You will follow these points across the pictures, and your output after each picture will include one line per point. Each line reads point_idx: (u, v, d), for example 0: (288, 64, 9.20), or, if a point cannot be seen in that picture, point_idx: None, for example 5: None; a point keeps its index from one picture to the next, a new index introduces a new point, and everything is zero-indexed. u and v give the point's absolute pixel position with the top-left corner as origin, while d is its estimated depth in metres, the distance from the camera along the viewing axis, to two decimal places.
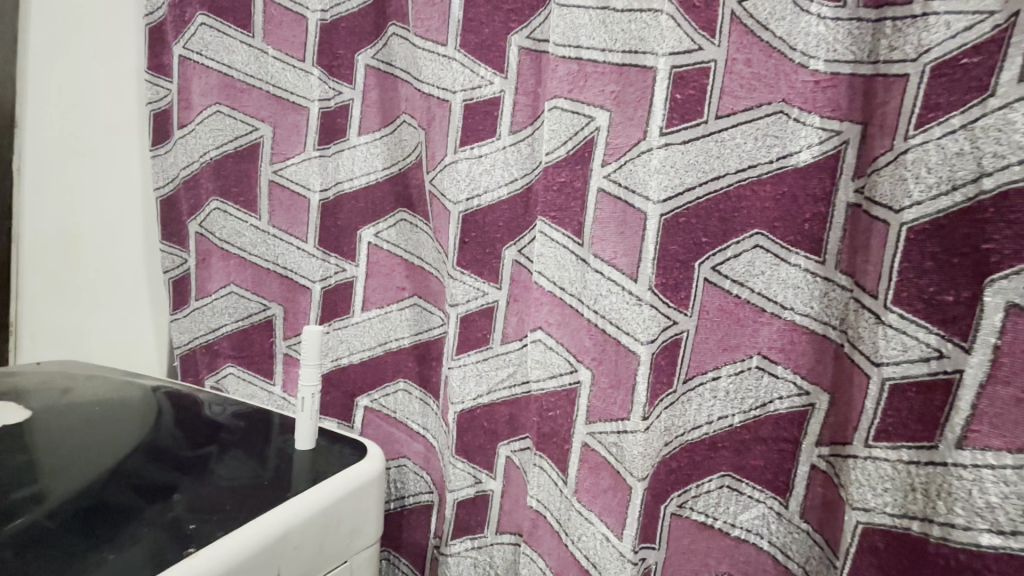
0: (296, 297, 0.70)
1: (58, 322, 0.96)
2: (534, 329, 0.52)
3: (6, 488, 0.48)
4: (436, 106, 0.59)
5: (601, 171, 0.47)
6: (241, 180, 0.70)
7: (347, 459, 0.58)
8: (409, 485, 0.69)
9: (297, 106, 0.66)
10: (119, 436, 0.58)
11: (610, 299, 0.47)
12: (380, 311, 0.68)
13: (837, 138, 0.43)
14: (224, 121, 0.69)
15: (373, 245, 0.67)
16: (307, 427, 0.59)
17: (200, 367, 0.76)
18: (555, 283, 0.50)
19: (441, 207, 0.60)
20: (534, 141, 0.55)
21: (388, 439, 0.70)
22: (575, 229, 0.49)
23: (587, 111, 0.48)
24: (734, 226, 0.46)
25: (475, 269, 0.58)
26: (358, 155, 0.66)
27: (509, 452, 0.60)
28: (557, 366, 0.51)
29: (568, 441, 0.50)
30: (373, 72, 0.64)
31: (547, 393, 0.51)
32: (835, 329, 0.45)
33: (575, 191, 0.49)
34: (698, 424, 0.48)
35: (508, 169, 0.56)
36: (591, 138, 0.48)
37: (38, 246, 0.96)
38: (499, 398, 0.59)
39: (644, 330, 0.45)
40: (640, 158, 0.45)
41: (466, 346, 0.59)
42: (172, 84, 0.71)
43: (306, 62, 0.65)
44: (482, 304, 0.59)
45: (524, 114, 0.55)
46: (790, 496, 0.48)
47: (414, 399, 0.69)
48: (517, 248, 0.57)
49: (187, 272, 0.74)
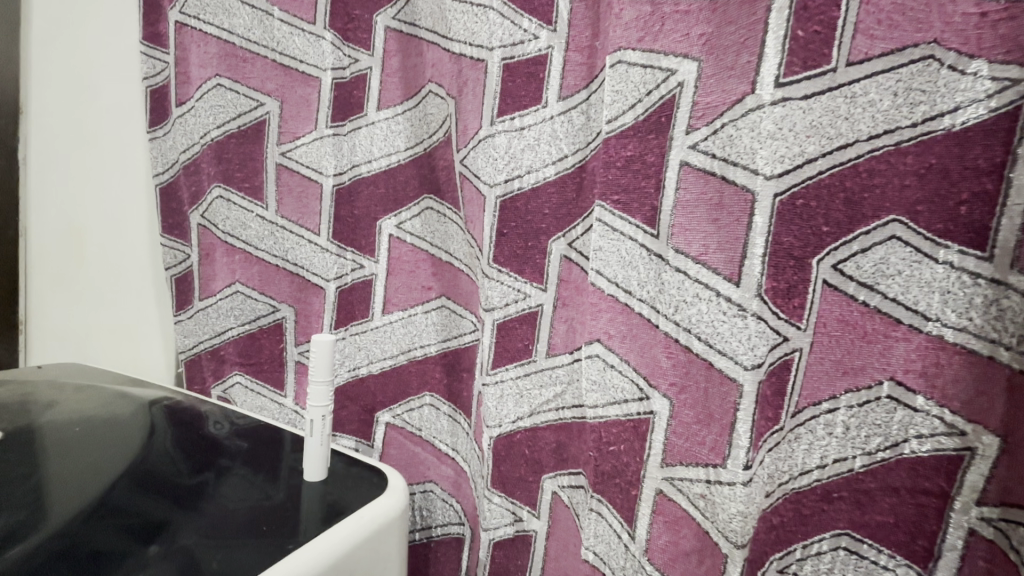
0: (308, 297, 0.62)
1: (66, 319, 0.90)
2: (589, 341, 0.41)
3: None
4: (468, 68, 0.49)
5: (685, 138, 0.36)
6: (245, 164, 0.61)
7: (366, 493, 0.49)
8: (437, 514, 0.60)
9: (306, 76, 0.57)
10: (103, 461, 0.50)
11: (696, 306, 0.36)
12: (402, 315, 0.58)
13: (1018, 89, 0.30)
14: (225, 96, 0.61)
15: (394, 238, 0.57)
16: (318, 453, 0.50)
17: (206, 374, 0.68)
18: (619, 284, 0.39)
19: (474, 191, 0.50)
20: (589, 108, 0.45)
21: (413, 461, 0.61)
22: (647, 215, 0.38)
23: (668, 63, 0.36)
24: (864, 210, 0.34)
25: (515, 266, 0.48)
26: (377, 133, 0.56)
27: (556, 487, 0.49)
28: (619, 391, 0.39)
29: (636, 485, 0.39)
30: (394, 35, 0.54)
31: (607, 422, 0.40)
32: (1007, 351, 0.32)
33: (647, 167, 0.38)
34: (806, 469, 0.37)
35: (555, 143, 0.45)
36: (670, 98, 0.37)
37: (46, 242, 0.90)
38: (545, 422, 0.49)
39: (749, 351, 0.34)
40: (740, 119, 0.34)
41: (503, 358, 0.49)
42: (168, 55, 0.62)
43: (317, 25, 0.56)
44: (523, 309, 0.48)
45: (578, 75, 0.45)
46: (934, 566, 0.36)
47: (442, 415, 0.59)
48: (566, 241, 0.47)
49: (190, 269, 0.66)
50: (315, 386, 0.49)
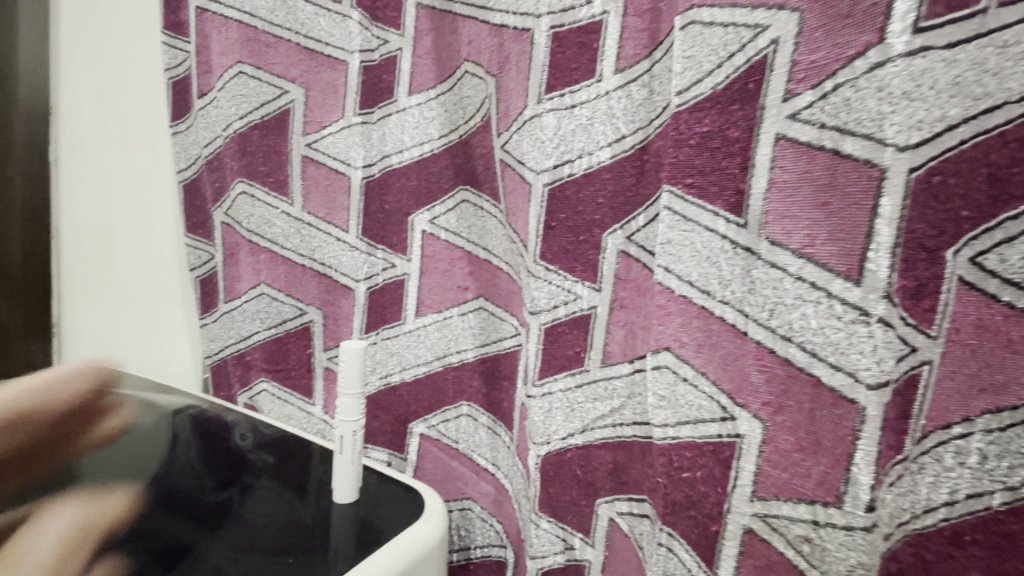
0: (337, 299, 0.57)
1: (96, 323, 0.89)
2: (656, 349, 0.35)
3: None
4: (511, 41, 0.44)
5: (782, 106, 0.30)
6: (269, 157, 0.57)
7: (401, 516, 0.44)
8: (476, 534, 0.55)
9: (332, 60, 0.53)
10: (128, 477, 0.47)
11: (799, 310, 0.30)
12: (437, 317, 0.53)
13: None
14: (247, 85, 0.57)
15: (428, 235, 0.53)
16: (349, 472, 0.45)
17: (232, 380, 0.65)
18: (696, 284, 0.33)
19: (518, 179, 0.44)
20: (652, 80, 0.39)
21: (450, 476, 0.56)
22: (730, 202, 0.32)
23: (756, 19, 0.30)
24: (1013, 189, 0.26)
25: (565, 263, 0.42)
26: (408, 121, 0.51)
27: (614, 514, 0.44)
28: (694, 409, 0.33)
29: (716, 521, 0.33)
30: (426, 12, 0.49)
31: (678, 445, 0.34)
32: None
33: (728, 144, 0.32)
34: (930, 506, 0.30)
35: (611, 122, 0.40)
36: (761, 59, 0.30)
37: (76, 243, 0.89)
38: (600, 439, 0.43)
39: (874, 366, 0.28)
40: (863, 78, 0.27)
41: (551, 367, 0.44)
42: (190, 44, 0.59)
43: (343, 4, 0.51)
44: (574, 312, 0.43)
45: (638, 43, 0.39)
46: None
47: (481, 427, 0.54)
48: (625, 233, 0.41)
49: (215, 270, 0.63)
50: (347, 398, 0.44)
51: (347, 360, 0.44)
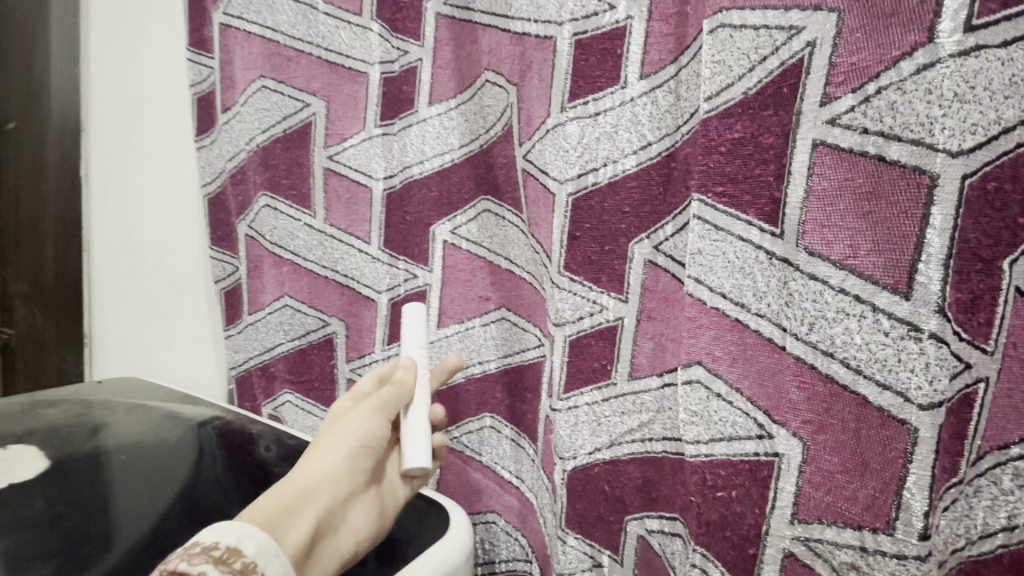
0: (360, 311, 0.57)
1: (125, 333, 0.91)
2: (687, 362, 0.34)
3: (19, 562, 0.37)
4: (533, 49, 0.43)
5: (820, 111, 0.28)
6: (292, 170, 0.58)
7: (426, 536, 0.43)
8: (501, 548, 0.55)
9: (354, 73, 0.53)
10: (152, 491, 0.46)
11: (841, 324, 0.28)
12: (458, 328, 0.53)
13: None
14: (270, 99, 0.57)
15: (450, 245, 0.52)
16: (422, 426, 0.40)
17: (256, 391, 0.65)
18: (730, 296, 0.32)
19: (541, 189, 0.44)
20: (679, 85, 0.38)
21: (474, 489, 0.55)
22: (764, 210, 0.31)
23: (790, 20, 0.29)
24: None
25: (590, 274, 0.41)
26: (428, 131, 0.51)
27: (644, 531, 0.42)
28: (728, 426, 0.32)
29: (753, 543, 0.32)
30: (446, 22, 0.49)
31: (712, 463, 0.33)
32: None
33: (760, 152, 0.31)
34: (988, 531, 0.29)
35: (637, 129, 0.39)
36: (796, 62, 0.29)
37: (106, 256, 0.91)
38: (628, 454, 0.42)
39: (927, 385, 0.26)
40: (909, 80, 0.25)
41: (576, 380, 0.43)
42: (213, 60, 0.60)
43: (363, 17, 0.52)
44: (599, 323, 0.42)
45: (662, 48, 0.38)
46: None
47: (504, 439, 0.53)
48: (652, 243, 0.40)
49: (239, 282, 0.64)
50: (410, 355, 0.43)
51: (405, 319, 0.45)
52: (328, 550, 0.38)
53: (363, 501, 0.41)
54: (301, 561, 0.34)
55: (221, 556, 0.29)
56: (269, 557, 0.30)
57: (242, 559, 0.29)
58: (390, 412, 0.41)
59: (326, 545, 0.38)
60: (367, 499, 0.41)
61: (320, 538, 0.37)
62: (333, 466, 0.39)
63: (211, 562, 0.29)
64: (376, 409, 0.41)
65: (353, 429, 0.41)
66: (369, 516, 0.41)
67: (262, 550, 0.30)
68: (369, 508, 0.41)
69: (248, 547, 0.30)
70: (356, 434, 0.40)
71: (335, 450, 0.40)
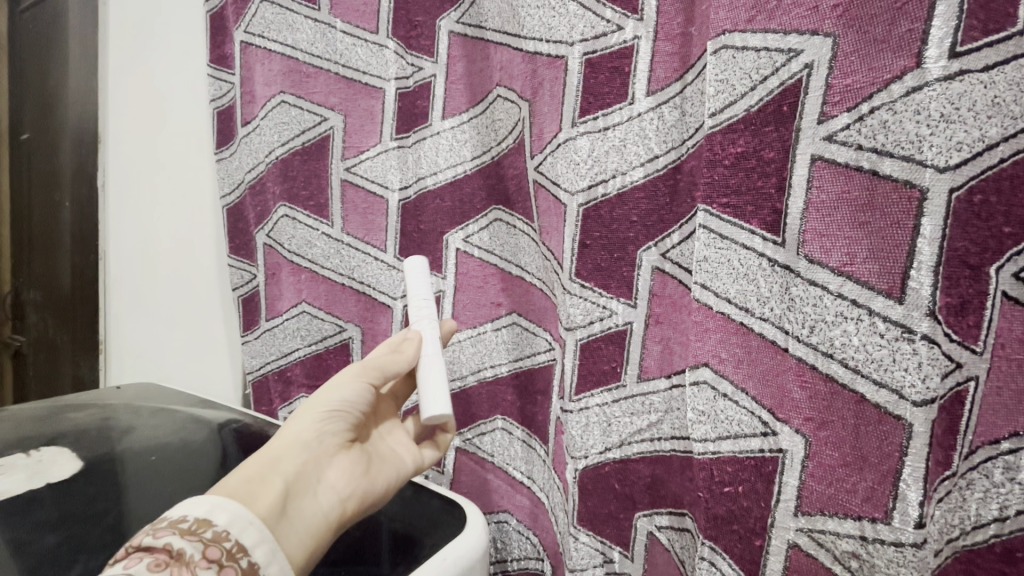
0: (375, 316, 0.59)
1: (141, 340, 0.92)
2: (694, 365, 0.36)
3: (64, 555, 0.38)
4: (545, 67, 0.45)
5: (818, 129, 0.31)
6: (310, 182, 0.60)
7: (443, 534, 0.44)
8: (513, 546, 0.56)
9: (370, 88, 0.56)
10: (181, 489, 0.48)
11: (839, 327, 0.30)
12: (472, 333, 0.55)
13: None
14: (289, 113, 0.60)
15: (462, 253, 0.54)
16: (439, 375, 0.40)
17: (272, 395, 0.67)
18: (734, 302, 0.34)
19: (552, 200, 0.46)
20: (684, 101, 0.40)
21: (486, 488, 0.57)
22: (766, 220, 0.33)
23: (789, 43, 0.31)
24: None
25: (600, 281, 0.43)
26: (442, 144, 0.53)
27: (652, 527, 0.44)
28: (734, 424, 0.34)
29: (760, 535, 0.33)
30: (459, 40, 0.51)
31: (718, 460, 0.35)
32: None
33: (762, 166, 0.33)
34: (981, 522, 0.31)
35: (644, 142, 0.41)
36: (793, 84, 0.31)
37: (123, 263, 0.93)
38: (638, 453, 0.44)
39: (921, 383, 0.28)
40: (900, 101, 0.28)
41: (587, 382, 0.45)
42: (234, 76, 0.63)
43: (379, 35, 0.54)
44: (609, 328, 0.44)
45: (668, 66, 0.40)
46: None
47: (516, 440, 0.55)
48: (660, 251, 0.42)
49: (256, 288, 0.66)
50: (418, 312, 0.43)
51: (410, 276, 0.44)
52: (310, 512, 0.35)
53: (343, 466, 0.38)
54: (275, 518, 0.32)
55: (189, 526, 0.29)
56: (243, 525, 0.30)
57: (212, 528, 0.30)
58: (373, 378, 0.40)
59: (305, 507, 0.35)
60: (348, 461, 0.39)
61: (295, 501, 0.35)
62: (300, 430, 0.37)
63: (178, 532, 0.29)
64: (349, 375, 0.40)
65: (325, 394, 0.39)
66: (353, 479, 0.39)
67: (234, 520, 0.30)
68: (351, 472, 0.39)
69: (218, 518, 0.30)
70: (324, 397, 0.39)
71: (301, 418, 0.38)
